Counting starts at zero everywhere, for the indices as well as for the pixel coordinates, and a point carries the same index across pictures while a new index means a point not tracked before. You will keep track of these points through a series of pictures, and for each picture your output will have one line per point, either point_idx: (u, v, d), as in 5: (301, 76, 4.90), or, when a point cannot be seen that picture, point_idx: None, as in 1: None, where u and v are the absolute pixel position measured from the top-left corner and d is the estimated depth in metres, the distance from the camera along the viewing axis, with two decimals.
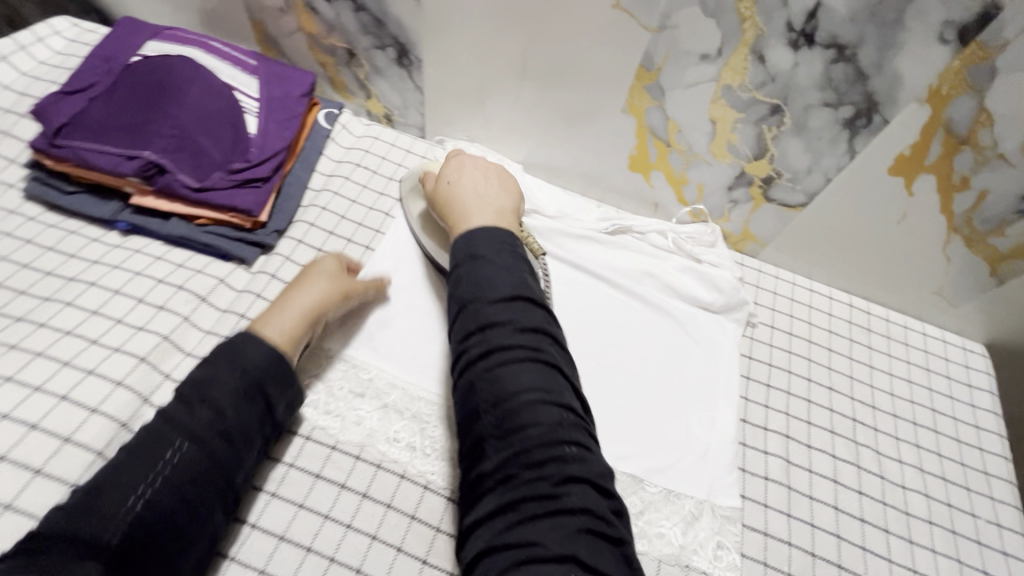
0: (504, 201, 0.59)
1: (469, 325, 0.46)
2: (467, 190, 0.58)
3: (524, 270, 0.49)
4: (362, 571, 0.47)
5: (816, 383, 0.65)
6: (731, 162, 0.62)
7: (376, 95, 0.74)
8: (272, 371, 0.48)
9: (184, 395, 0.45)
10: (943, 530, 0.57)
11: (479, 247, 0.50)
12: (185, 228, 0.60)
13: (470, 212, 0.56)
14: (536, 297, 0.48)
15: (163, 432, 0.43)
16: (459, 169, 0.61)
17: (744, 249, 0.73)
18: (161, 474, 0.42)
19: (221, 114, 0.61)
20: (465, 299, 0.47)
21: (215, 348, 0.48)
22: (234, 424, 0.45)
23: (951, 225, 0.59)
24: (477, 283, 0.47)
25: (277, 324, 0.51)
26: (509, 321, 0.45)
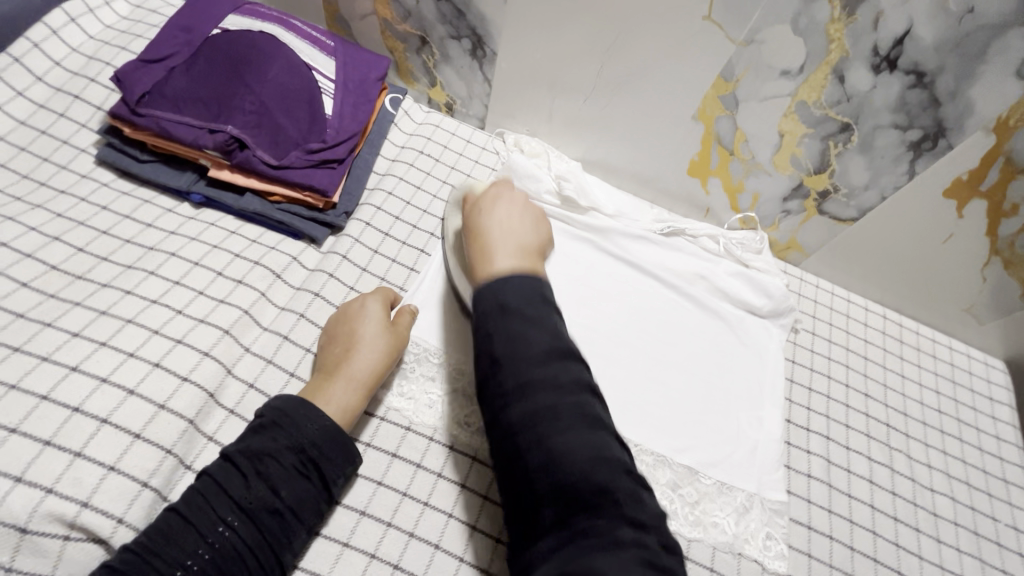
0: (532, 243, 0.53)
1: (507, 385, 0.41)
2: (495, 228, 0.53)
3: (557, 321, 0.45)
4: (440, 547, 0.48)
5: (853, 388, 0.68)
6: (791, 173, 0.65)
7: (441, 84, 0.76)
8: (328, 451, 0.46)
9: (239, 466, 0.43)
10: (967, 530, 0.61)
11: (511, 299, 0.45)
12: (260, 205, 0.61)
13: (494, 251, 0.51)
14: (571, 347, 0.44)
15: (216, 504, 0.42)
16: (492, 204, 0.56)
17: (787, 258, 0.76)
18: (211, 547, 0.40)
19: (300, 94, 0.62)
20: (500, 358, 0.42)
21: (269, 416, 0.46)
22: (288, 503, 0.43)
23: (993, 247, 0.63)
24: (515, 341, 0.42)
25: (340, 397, 0.49)
26: (551, 378, 0.41)
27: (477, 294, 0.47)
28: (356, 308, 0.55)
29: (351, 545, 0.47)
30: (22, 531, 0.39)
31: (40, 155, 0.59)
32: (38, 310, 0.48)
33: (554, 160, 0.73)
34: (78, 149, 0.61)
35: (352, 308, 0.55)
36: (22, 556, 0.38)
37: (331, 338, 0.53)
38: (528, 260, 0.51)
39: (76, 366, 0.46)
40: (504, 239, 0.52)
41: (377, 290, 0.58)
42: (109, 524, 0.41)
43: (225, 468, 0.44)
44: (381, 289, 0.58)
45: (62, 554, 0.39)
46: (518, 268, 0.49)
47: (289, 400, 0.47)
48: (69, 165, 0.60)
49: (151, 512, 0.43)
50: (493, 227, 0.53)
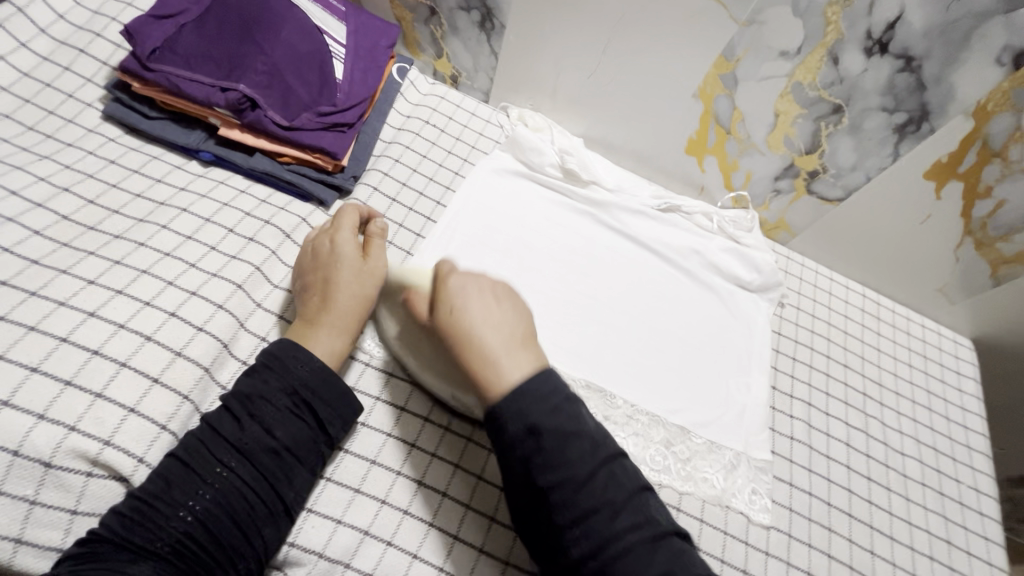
0: (523, 329, 0.46)
1: (562, 518, 0.40)
2: (478, 327, 0.45)
3: (590, 427, 0.43)
4: (448, 494, 0.50)
5: (833, 359, 0.72)
6: (783, 153, 0.68)
7: (447, 55, 0.77)
8: (320, 391, 0.47)
9: (232, 410, 0.45)
10: (933, 490, 0.66)
11: (534, 417, 0.41)
12: (270, 165, 0.61)
13: (497, 360, 0.44)
14: (614, 449, 0.43)
15: (213, 447, 0.43)
16: (465, 291, 0.46)
17: (775, 237, 0.80)
18: (212, 487, 0.42)
19: (312, 57, 0.63)
20: (549, 492, 0.41)
21: (259, 361, 0.47)
22: (286, 442, 0.45)
23: (967, 228, 0.67)
24: (559, 469, 0.41)
25: (330, 341, 0.50)
26: (606, 502, 0.40)
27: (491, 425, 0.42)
28: (326, 248, 0.54)
29: (363, 491, 0.49)
30: (47, 466, 0.40)
31: (45, 107, 0.59)
32: (52, 257, 0.49)
33: (558, 135, 0.74)
34: (83, 103, 0.61)
35: (323, 250, 0.54)
36: (46, 490, 0.40)
37: (309, 282, 0.53)
38: (528, 357, 0.45)
39: (94, 312, 0.47)
40: (497, 337, 0.45)
41: (342, 220, 0.56)
42: (130, 463, 0.42)
43: (220, 414, 0.45)
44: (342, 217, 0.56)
45: (85, 490, 0.41)
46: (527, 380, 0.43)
47: (275, 346, 0.48)
48: (75, 119, 0.60)
49: None
50: (484, 325, 0.45)
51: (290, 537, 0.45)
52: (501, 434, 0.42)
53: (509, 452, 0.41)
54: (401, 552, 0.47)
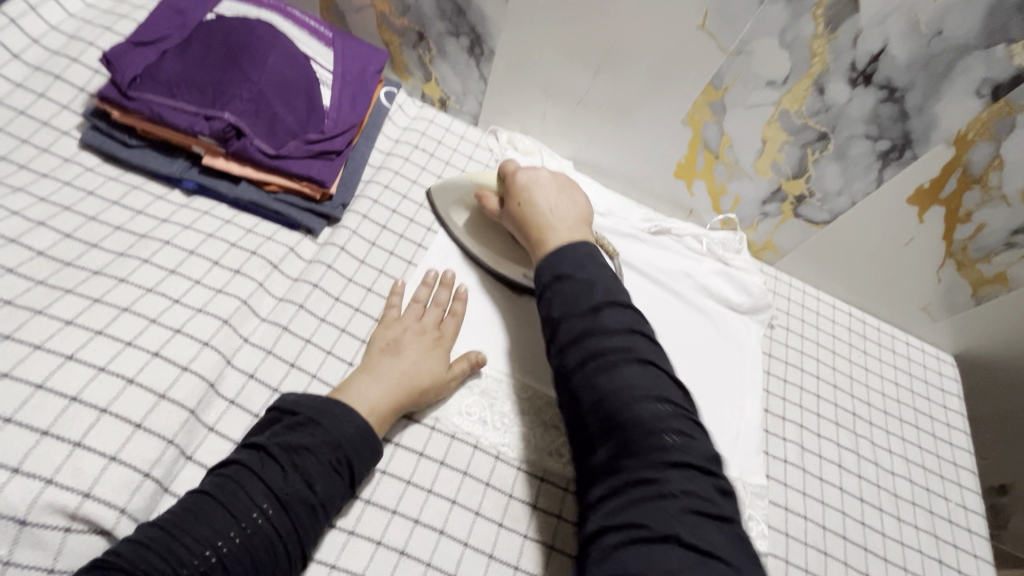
0: (578, 214, 0.58)
1: (564, 339, 0.48)
2: (538, 210, 0.57)
3: (611, 278, 0.50)
4: (445, 533, 0.49)
5: (823, 380, 0.73)
6: (771, 178, 0.69)
7: (436, 79, 0.77)
8: (360, 449, 0.46)
9: (276, 456, 0.43)
10: (924, 510, 0.66)
11: (562, 267, 0.51)
12: (255, 194, 0.60)
13: (553, 229, 0.55)
14: (623, 299, 0.49)
15: (252, 491, 0.41)
16: (533, 181, 0.60)
17: (763, 258, 0.81)
18: (242, 532, 0.40)
19: (298, 84, 0.62)
20: (557, 317, 0.49)
21: (306, 412, 0.45)
22: (321, 497, 0.43)
23: (949, 250, 0.68)
24: (569, 301, 0.49)
25: (390, 403, 0.50)
26: (599, 328, 0.47)
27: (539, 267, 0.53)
28: (431, 323, 0.57)
29: (357, 533, 0.47)
30: (22, 523, 0.38)
31: (18, 136, 0.57)
32: (27, 296, 0.47)
33: (547, 158, 0.76)
34: (59, 132, 0.59)
35: (428, 321, 0.57)
36: (22, 548, 0.37)
37: (390, 343, 0.54)
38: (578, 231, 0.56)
39: (72, 355, 0.45)
40: (556, 215, 0.57)
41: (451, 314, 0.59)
42: (111, 515, 0.40)
43: (262, 459, 0.43)
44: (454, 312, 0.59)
45: (62, 547, 0.39)
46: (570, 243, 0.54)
47: (322, 400, 0.47)
48: (50, 148, 0.57)
49: (153, 503, 0.43)
50: (546, 208, 0.57)
51: None
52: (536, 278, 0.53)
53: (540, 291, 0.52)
54: None
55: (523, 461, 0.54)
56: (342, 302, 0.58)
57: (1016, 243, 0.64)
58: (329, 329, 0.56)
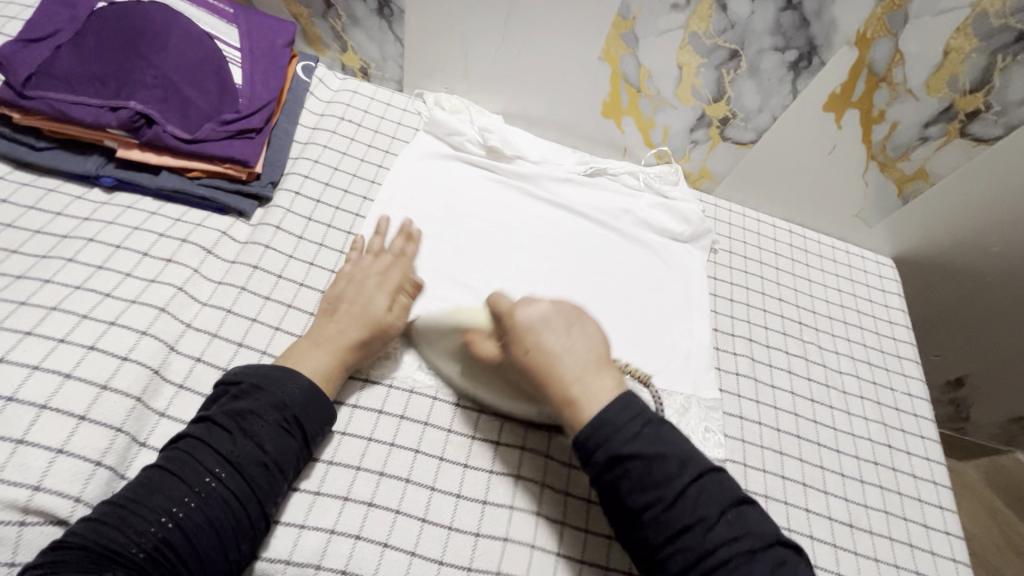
0: (599, 352, 0.48)
1: (656, 539, 0.42)
2: (560, 364, 0.46)
3: (675, 440, 0.45)
4: (411, 480, 0.49)
5: (769, 296, 0.76)
6: (694, 104, 0.71)
7: (353, 48, 0.76)
8: (309, 409, 0.47)
9: (223, 423, 0.44)
10: (872, 402, 0.70)
11: (619, 444, 0.43)
12: (178, 181, 0.59)
13: (585, 389, 0.45)
14: (701, 466, 0.44)
15: (203, 457, 0.42)
16: (539, 322, 0.48)
17: (701, 186, 0.82)
18: (198, 496, 0.41)
19: (205, 64, 0.61)
20: (640, 511, 0.42)
21: (248, 380, 0.46)
22: (274, 457, 0.44)
23: (870, 153, 0.71)
24: (650, 490, 0.42)
25: (332, 355, 0.50)
26: (698, 519, 0.41)
27: (585, 447, 0.44)
28: (372, 273, 0.57)
29: (323, 493, 0.47)
30: None
31: None
32: None
33: (476, 115, 0.75)
34: None
35: (369, 272, 0.57)
36: None
37: (329, 305, 0.54)
38: (611, 377, 0.47)
39: (4, 358, 0.45)
40: (579, 365, 0.46)
41: (390, 266, 0.58)
42: (66, 504, 0.41)
43: (209, 428, 0.44)
44: (396, 263, 0.59)
45: (20, 539, 0.39)
46: (611, 403, 0.45)
47: (263, 367, 0.48)
48: None
49: (109, 488, 0.43)
50: (566, 359, 0.46)
51: (259, 554, 0.44)
52: (587, 461, 0.44)
53: (596, 473, 0.44)
54: (371, 543, 0.46)
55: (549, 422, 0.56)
56: (286, 279, 0.58)
57: (930, 136, 0.67)
58: (275, 306, 0.56)
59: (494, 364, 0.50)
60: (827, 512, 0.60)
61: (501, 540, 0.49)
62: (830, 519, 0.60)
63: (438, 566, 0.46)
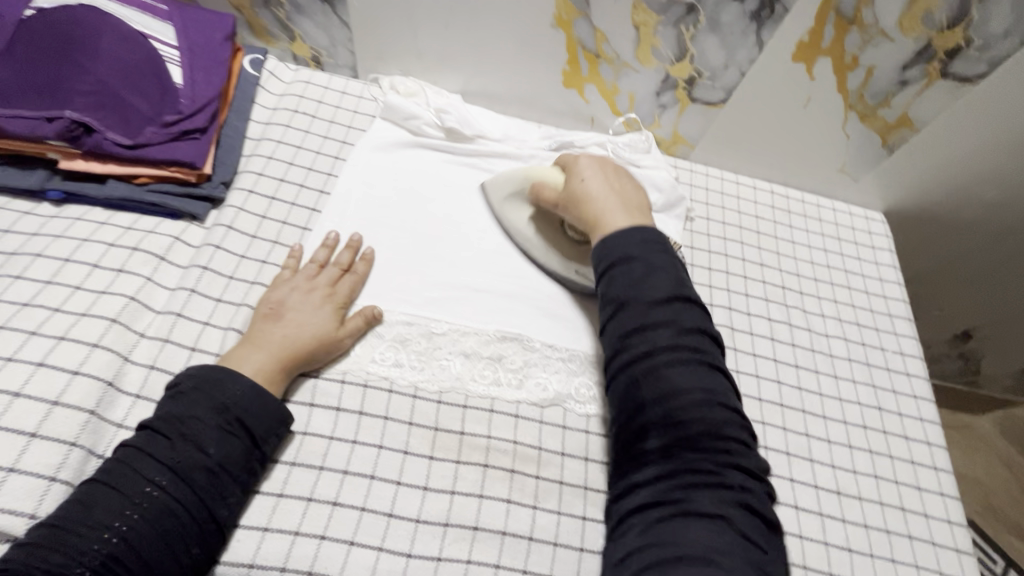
0: (638, 201, 0.59)
1: (629, 324, 0.49)
2: (602, 195, 0.58)
3: (678, 269, 0.52)
4: (376, 476, 0.49)
5: (749, 261, 0.73)
6: (656, 66, 0.67)
7: (301, 36, 0.74)
8: (251, 407, 0.46)
9: (161, 430, 0.43)
10: (860, 363, 0.68)
11: (631, 250, 0.52)
12: (125, 189, 0.58)
13: (615, 212, 0.56)
14: (692, 296, 0.51)
15: (142, 468, 0.42)
16: (592, 168, 0.61)
17: (676, 152, 0.79)
18: (139, 507, 0.41)
19: (142, 66, 0.59)
20: (624, 298, 0.50)
21: (187, 383, 0.46)
22: (218, 460, 0.44)
23: (847, 103, 0.67)
24: (639, 288, 0.50)
25: (275, 358, 0.50)
26: (671, 322, 0.48)
27: (602, 244, 0.54)
28: (324, 282, 0.56)
29: (286, 495, 0.47)
30: None
31: None
32: None
33: (432, 96, 0.73)
34: None
35: (320, 280, 0.56)
36: None
37: (275, 308, 0.53)
38: (637, 215, 0.57)
39: None
40: (618, 200, 0.58)
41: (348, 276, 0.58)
42: (20, 522, 0.41)
43: (147, 437, 0.43)
44: (356, 275, 0.58)
45: None
46: (632, 225, 0.55)
47: (204, 368, 0.47)
48: None
49: None
50: (606, 193, 0.58)
51: (220, 558, 0.44)
52: (599, 258, 0.53)
53: (602, 267, 0.53)
54: (337, 542, 0.45)
55: (578, 265, 0.63)
56: (237, 280, 0.57)
57: (909, 79, 0.63)
58: (228, 308, 0.55)
59: (547, 204, 0.62)
60: (813, 480, 0.59)
61: (472, 528, 0.48)
62: (816, 487, 0.58)
63: (406, 559, 0.46)
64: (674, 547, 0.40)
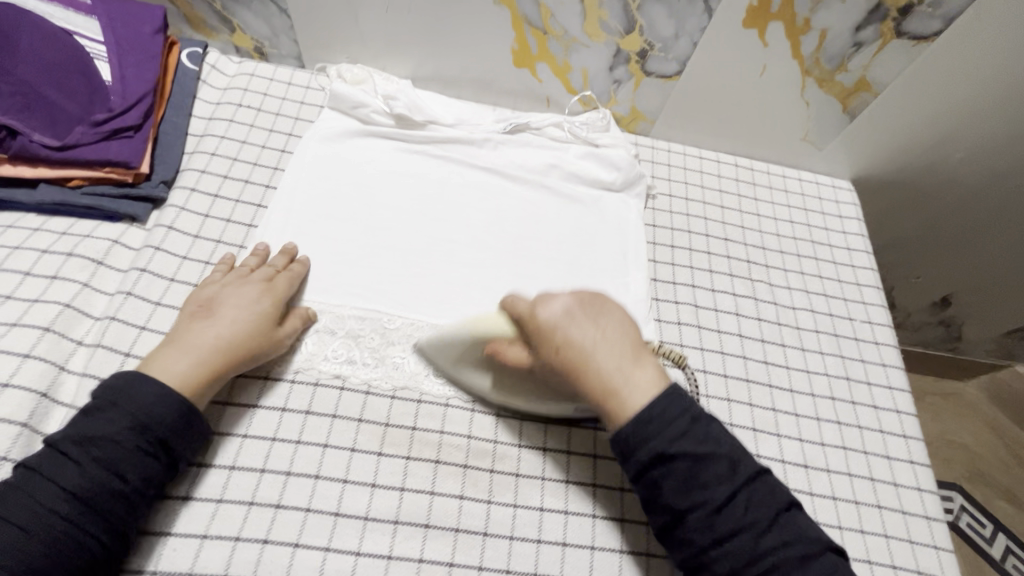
0: (631, 340, 0.46)
1: (702, 541, 0.41)
2: (596, 359, 0.45)
3: (728, 441, 0.44)
4: (321, 476, 0.48)
5: (713, 238, 0.71)
6: (605, 40, 0.65)
7: (241, 28, 0.72)
8: (177, 426, 0.44)
9: (69, 454, 0.41)
10: (828, 335, 0.67)
11: (666, 443, 0.42)
12: (58, 193, 0.56)
13: (622, 382, 0.44)
14: (754, 469, 0.43)
15: (44, 495, 0.39)
16: (565, 316, 0.46)
17: (636, 129, 0.77)
18: (41, 538, 0.38)
19: (67, 63, 0.57)
20: (683, 512, 0.42)
21: (101, 400, 0.43)
22: (136, 485, 0.42)
23: (804, 69, 0.66)
24: (696, 491, 0.41)
25: (202, 362, 0.46)
26: (748, 521, 0.41)
27: (630, 446, 0.43)
28: (259, 278, 0.53)
29: (226, 500, 0.46)
30: None
31: None
32: None
33: (381, 82, 0.70)
34: None
35: (255, 276, 0.53)
36: None
37: (203, 309, 0.50)
38: (644, 367, 0.45)
39: None
40: (615, 359, 0.45)
41: (282, 277, 0.54)
42: None
43: (53, 460, 0.41)
44: (296, 279, 0.55)
45: None
46: (655, 398, 0.43)
47: (121, 379, 0.44)
48: None
49: None
50: (600, 355, 0.45)
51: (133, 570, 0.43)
52: (630, 459, 0.43)
53: (638, 472, 0.43)
54: (281, 545, 0.44)
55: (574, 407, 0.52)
56: (178, 282, 0.55)
57: (864, 41, 0.62)
58: (167, 312, 0.53)
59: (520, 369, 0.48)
60: (779, 456, 0.57)
61: (423, 526, 0.47)
62: (783, 462, 0.57)
63: (355, 558, 0.45)
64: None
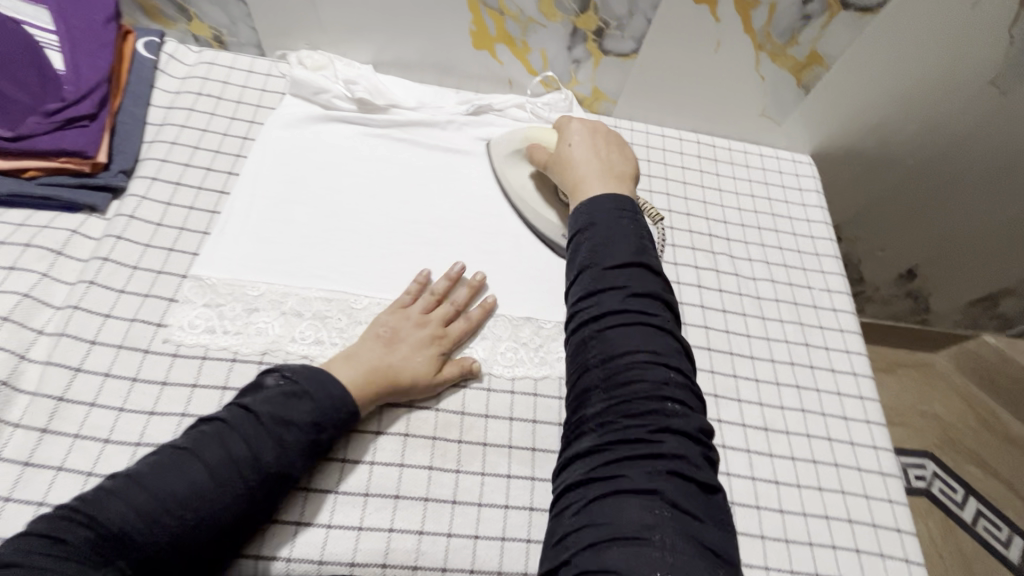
0: (626, 168, 0.58)
1: (583, 288, 0.47)
2: (585, 162, 0.57)
3: (642, 236, 0.49)
4: None
5: (676, 213, 0.73)
6: (561, 19, 0.66)
7: (197, 16, 0.71)
8: (342, 428, 0.47)
9: (268, 424, 0.43)
10: (788, 303, 0.68)
11: (596, 215, 0.50)
12: (13, 184, 0.56)
13: (594, 178, 0.55)
14: (654, 263, 0.48)
15: (238, 454, 0.42)
16: (582, 132, 0.60)
17: (598, 109, 0.78)
18: (222, 499, 0.40)
19: (17, 53, 0.56)
20: (584, 264, 0.48)
21: (302, 385, 0.46)
22: (301, 469, 0.44)
23: (756, 44, 0.67)
24: (600, 252, 0.48)
25: (366, 387, 0.49)
26: (624, 286, 0.46)
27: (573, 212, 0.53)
28: (436, 320, 0.55)
29: None
30: None
31: None
32: None
33: (341, 68, 0.71)
34: None
35: (434, 316, 0.55)
36: None
37: (383, 333, 0.53)
38: (618, 180, 0.56)
39: None
40: (600, 164, 0.57)
41: (453, 321, 0.56)
42: None
43: (249, 422, 0.43)
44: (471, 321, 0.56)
45: None
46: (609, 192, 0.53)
47: (317, 372, 0.47)
48: None
49: None
50: (590, 159, 0.57)
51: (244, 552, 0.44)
52: (569, 226, 0.52)
53: (571, 237, 0.52)
54: None
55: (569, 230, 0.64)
56: (142, 269, 0.55)
57: (811, 14, 0.64)
58: (131, 298, 0.53)
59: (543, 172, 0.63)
60: (740, 419, 0.58)
61: (394, 497, 0.48)
62: (744, 425, 0.58)
63: (327, 530, 0.45)
64: (609, 528, 0.37)
